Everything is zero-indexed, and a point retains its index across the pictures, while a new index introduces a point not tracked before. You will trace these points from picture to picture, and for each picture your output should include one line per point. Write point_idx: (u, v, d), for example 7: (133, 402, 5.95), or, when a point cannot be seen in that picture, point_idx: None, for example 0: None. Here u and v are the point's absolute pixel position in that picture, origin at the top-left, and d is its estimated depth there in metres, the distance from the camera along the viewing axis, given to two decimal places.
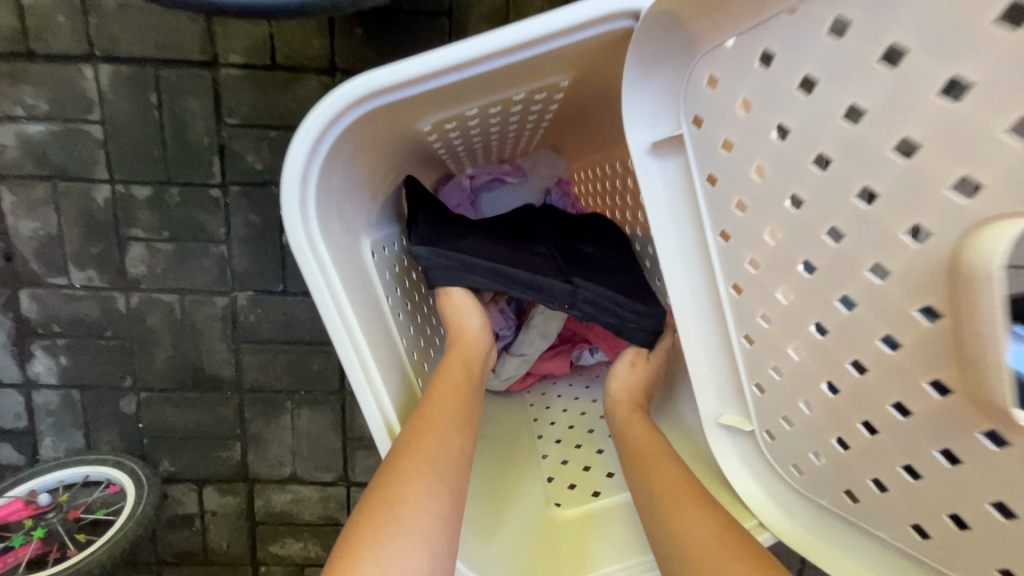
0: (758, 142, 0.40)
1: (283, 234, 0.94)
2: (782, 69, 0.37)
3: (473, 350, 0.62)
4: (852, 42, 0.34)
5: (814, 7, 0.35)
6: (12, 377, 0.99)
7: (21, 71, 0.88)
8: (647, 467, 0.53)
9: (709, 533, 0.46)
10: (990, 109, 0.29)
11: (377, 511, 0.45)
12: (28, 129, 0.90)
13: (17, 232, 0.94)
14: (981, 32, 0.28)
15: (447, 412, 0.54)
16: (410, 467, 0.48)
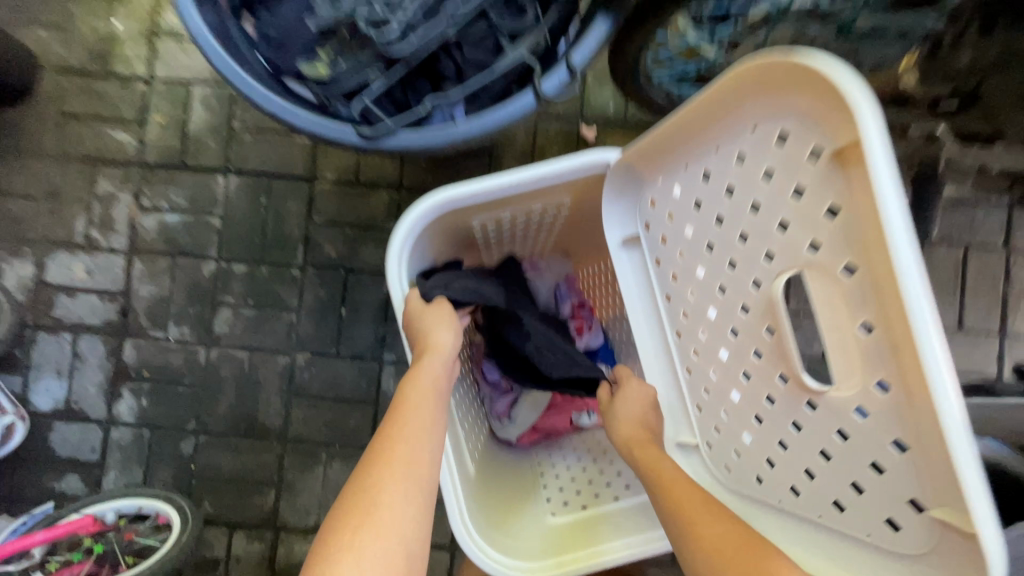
0: (678, 237, 0.59)
1: (343, 307, 1.17)
2: (682, 194, 0.56)
3: (436, 361, 0.67)
4: (710, 181, 0.52)
5: (690, 161, 0.55)
6: (98, 414, 1.17)
7: (173, 177, 1.19)
8: (676, 487, 0.57)
9: (730, 533, 0.52)
10: (769, 214, 0.46)
11: (354, 517, 0.56)
12: (167, 217, 1.19)
13: (135, 293, 1.19)
14: (756, 179, 0.47)
15: (411, 430, 0.62)
16: (380, 478, 0.58)
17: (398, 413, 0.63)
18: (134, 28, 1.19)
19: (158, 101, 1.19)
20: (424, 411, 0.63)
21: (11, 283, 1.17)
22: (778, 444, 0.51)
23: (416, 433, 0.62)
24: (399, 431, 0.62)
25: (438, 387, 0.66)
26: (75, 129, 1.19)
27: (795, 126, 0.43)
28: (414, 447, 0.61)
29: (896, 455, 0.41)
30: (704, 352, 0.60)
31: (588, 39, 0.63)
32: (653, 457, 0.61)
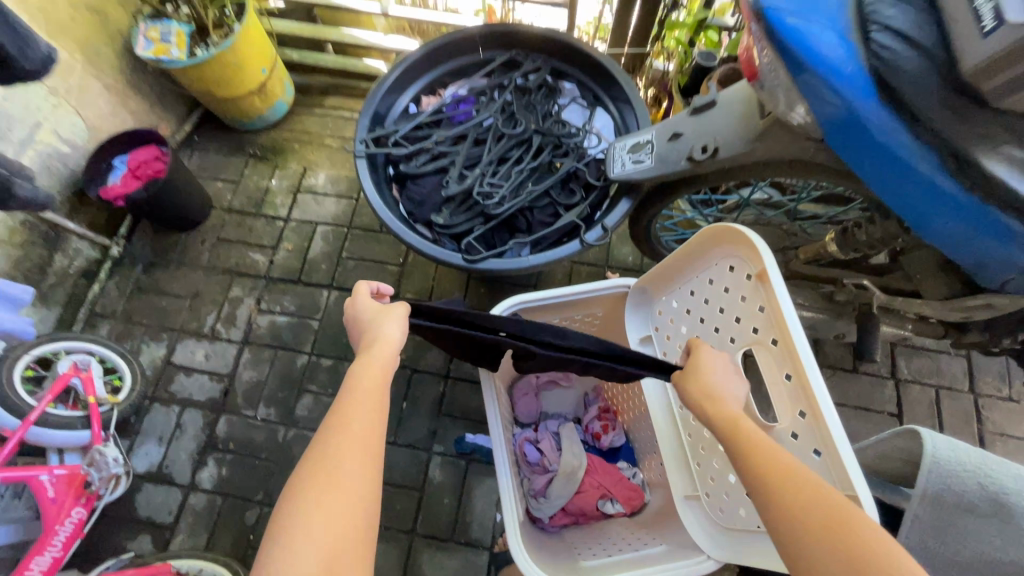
0: (677, 334, 0.85)
1: (405, 402, 1.40)
2: (679, 305, 0.84)
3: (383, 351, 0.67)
4: (694, 296, 0.80)
5: (681, 285, 0.83)
6: (183, 479, 1.35)
7: (289, 288, 1.54)
8: (747, 444, 0.57)
9: (802, 490, 0.52)
10: (729, 316, 0.73)
11: (301, 494, 0.52)
12: (277, 318, 1.51)
13: (238, 377, 1.45)
14: (719, 294, 0.75)
15: (356, 410, 0.60)
16: (337, 453, 0.55)
17: (348, 390, 0.62)
18: (285, 185, 1.66)
19: (290, 234, 1.60)
20: (371, 385, 0.62)
21: (144, 360, 1.46)
22: None
23: (368, 408, 0.60)
24: (353, 406, 0.60)
25: (387, 366, 0.65)
26: (224, 248, 1.58)
27: (737, 261, 0.71)
28: (368, 420, 0.59)
29: (817, 459, 0.60)
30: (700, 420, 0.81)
31: (615, 212, 0.97)
32: (731, 418, 0.60)
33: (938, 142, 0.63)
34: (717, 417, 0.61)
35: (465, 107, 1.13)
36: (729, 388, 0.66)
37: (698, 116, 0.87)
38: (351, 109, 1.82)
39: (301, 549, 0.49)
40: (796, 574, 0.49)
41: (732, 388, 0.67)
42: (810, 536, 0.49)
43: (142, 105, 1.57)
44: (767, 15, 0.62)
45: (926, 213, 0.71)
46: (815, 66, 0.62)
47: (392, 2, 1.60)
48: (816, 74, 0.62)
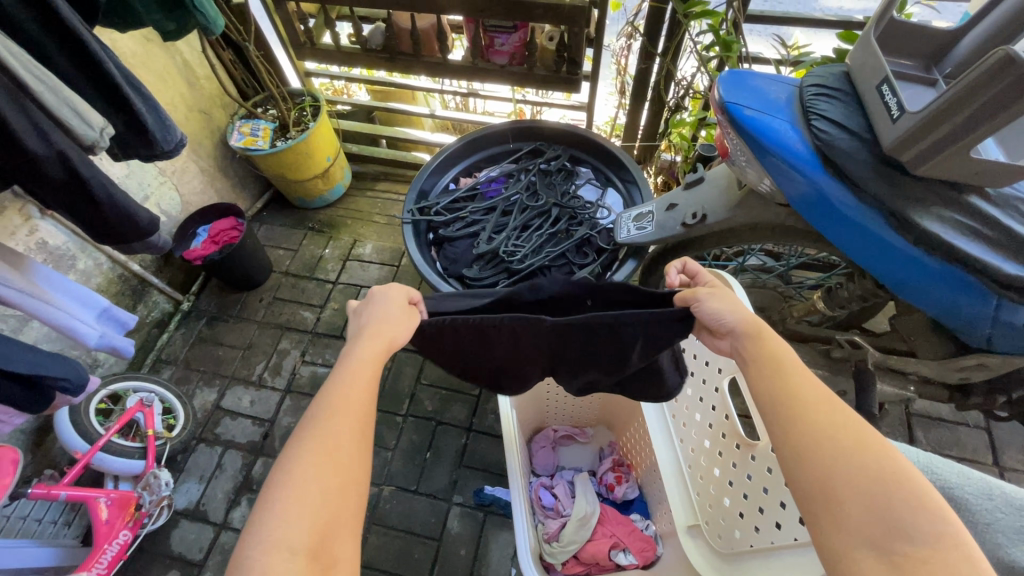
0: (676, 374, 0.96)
1: (428, 452, 1.47)
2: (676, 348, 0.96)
3: (388, 339, 0.71)
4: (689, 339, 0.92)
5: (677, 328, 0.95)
6: (216, 517, 1.42)
7: (332, 342, 1.70)
8: (785, 379, 0.58)
9: (836, 424, 0.53)
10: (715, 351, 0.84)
11: (302, 462, 0.55)
12: (318, 369, 1.65)
13: (278, 422, 1.56)
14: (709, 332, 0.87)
15: (359, 386, 0.64)
16: (337, 427, 0.59)
17: (336, 380, 0.64)
18: (336, 254, 1.89)
19: (337, 295, 1.79)
20: (362, 374, 0.65)
21: (197, 404, 1.60)
22: (742, 494, 0.77)
23: (363, 389, 0.64)
24: (343, 394, 0.62)
25: (381, 356, 0.68)
26: (278, 306, 1.78)
27: None
28: (361, 401, 0.62)
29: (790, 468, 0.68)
30: (697, 450, 0.90)
31: (623, 272, 1.12)
32: (772, 351, 0.61)
33: (881, 208, 0.77)
34: (755, 347, 0.63)
35: (496, 186, 1.34)
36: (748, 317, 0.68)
37: (690, 190, 1.04)
38: (398, 192, 2.10)
39: (293, 522, 0.52)
40: (821, 491, 0.50)
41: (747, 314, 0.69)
42: (838, 461, 0.51)
43: (226, 185, 1.87)
44: (728, 110, 0.81)
45: (888, 270, 0.83)
46: (771, 147, 0.78)
47: (439, 107, 1.91)
48: (773, 151, 0.79)
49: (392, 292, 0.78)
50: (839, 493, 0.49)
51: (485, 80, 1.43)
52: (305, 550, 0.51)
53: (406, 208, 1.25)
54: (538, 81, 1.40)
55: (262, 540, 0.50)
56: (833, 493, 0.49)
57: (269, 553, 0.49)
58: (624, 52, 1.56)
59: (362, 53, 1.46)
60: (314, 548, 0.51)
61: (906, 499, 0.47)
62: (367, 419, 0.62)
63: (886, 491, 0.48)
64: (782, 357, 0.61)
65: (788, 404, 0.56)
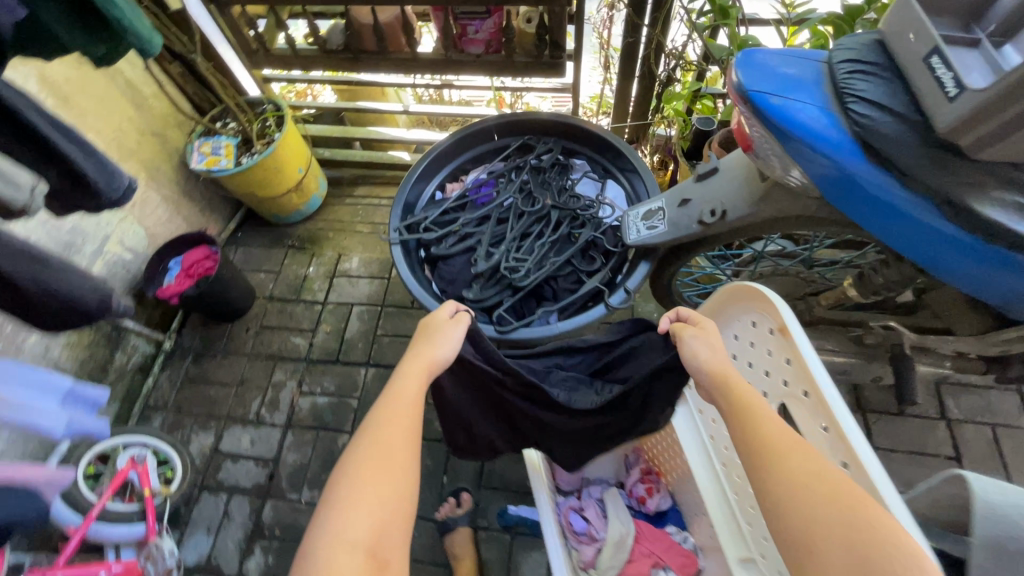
0: None
1: (445, 476, 1.41)
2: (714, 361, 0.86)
3: (434, 358, 0.84)
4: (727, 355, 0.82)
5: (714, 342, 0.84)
6: (230, 569, 1.35)
7: (330, 369, 1.60)
8: (752, 424, 0.65)
9: (813, 469, 0.58)
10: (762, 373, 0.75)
11: (358, 471, 0.67)
12: (318, 400, 1.56)
13: (283, 461, 1.48)
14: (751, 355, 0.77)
15: (406, 408, 0.76)
16: (386, 439, 0.71)
17: (387, 400, 0.77)
18: (322, 271, 1.77)
19: (328, 316, 1.68)
20: (410, 390, 0.79)
21: (194, 450, 1.51)
22: None
23: (409, 406, 0.76)
24: (391, 411, 0.75)
25: (424, 382, 0.81)
26: (267, 335, 1.68)
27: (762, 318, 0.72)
28: (408, 418, 0.75)
29: None
30: (745, 477, 0.85)
31: (636, 276, 1.03)
32: (745, 400, 0.67)
33: (932, 194, 0.67)
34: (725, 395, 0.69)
35: (488, 190, 1.24)
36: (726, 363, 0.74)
37: (702, 182, 0.95)
38: (379, 197, 1.98)
39: (351, 524, 0.63)
40: (796, 536, 0.55)
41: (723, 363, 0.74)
42: (807, 506, 0.56)
43: (194, 211, 1.73)
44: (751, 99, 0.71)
45: (946, 260, 0.73)
46: (800, 135, 0.69)
47: (413, 101, 1.77)
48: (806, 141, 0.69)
49: (435, 321, 0.90)
50: (818, 539, 0.53)
51: (461, 72, 1.30)
52: (364, 547, 0.61)
53: (394, 229, 1.14)
54: (520, 69, 1.27)
55: (324, 540, 0.61)
56: (809, 541, 0.54)
57: (333, 545, 0.61)
58: (606, 24, 1.44)
59: (320, 57, 1.31)
60: (372, 546, 0.62)
61: (880, 546, 0.51)
62: (415, 431, 0.74)
63: (868, 542, 0.51)
64: (751, 405, 0.66)
65: (757, 452, 0.62)
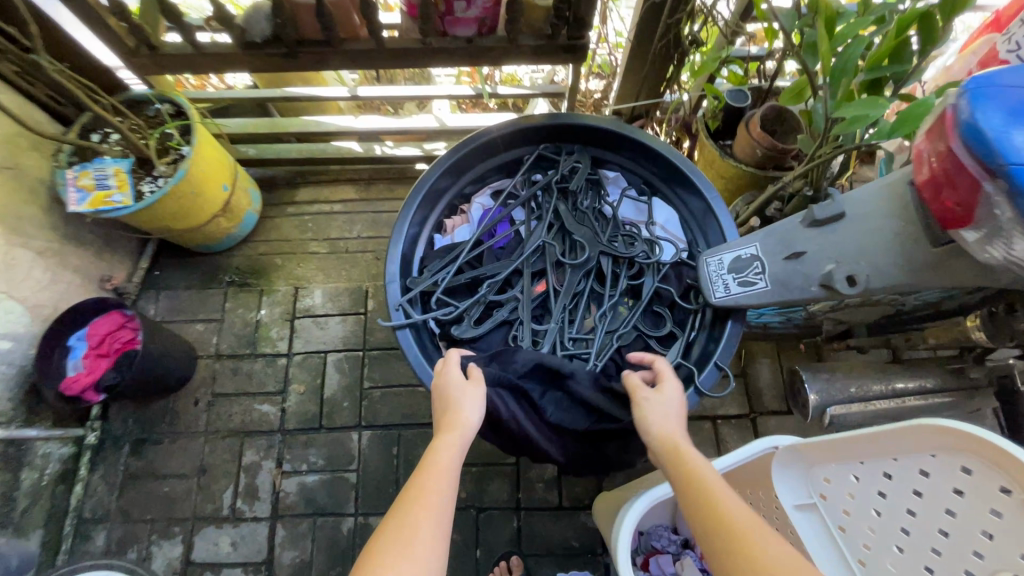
0: (864, 514, 0.67)
1: (479, 549, 1.22)
2: (867, 480, 0.66)
3: (455, 427, 0.69)
4: (898, 481, 0.63)
5: (874, 463, 0.65)
6: None
7: (313, 438, 1.31)
8: (708, 498, 0.58)
9: (787, 553, 0.51)
10: (971, 526, 0.56)
11: (381, 557, 0.55)
12: (307, 478, 1.29)
13: (279, 561, 1.22)
14: (947, 495, 0.58)
15: (435, 485, 0.62)
16: (412, 519, 0.58)
17: (415, 478, 0.64)
18: (277, 313, 1.42)
19: (298, 372, 1.37)
20: (441, 465, 0.65)
21: (159, 566, 1.22)
22: None
23: (439, 485, 0.62)
24: (420, 487, 0.62)
25: (456, 456, 0.66)
26: (223, 405, 1.35)
27: (982, 467, 0.54)
28: (438, 497, 0.61)
29: None
30: None
31: (724, 346, 0.81)
32: (693, 472, 0.61)
33: None
34: (676, 470, 0.63)
35: (504, 229, 0.95)
36: (674, 428, 0.69)
37: (822, 229, 0.72)
38: (329, 201, 1.59)
39: None
40: None
41: (668, 426, 0.69)
42: None
43: (87, 259, 1.30)
44: (970, 136, 0.47)
45: None
46: None
47: (359, 82, 1.35)
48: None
49: (451, 378, 0.75)
50: None
51: (445, 62, 0.95)
52: None
53: (395, 306, 0.84)
54: (525, 56, 0.94)
55: None
56: None
57: None
58: None
59: (233, 51, 0.91)
60: None
61: None
62: (447, 513, 0.61)
63: None
64: (699, 479, 0.60)
65: (718, 534, 0.55)
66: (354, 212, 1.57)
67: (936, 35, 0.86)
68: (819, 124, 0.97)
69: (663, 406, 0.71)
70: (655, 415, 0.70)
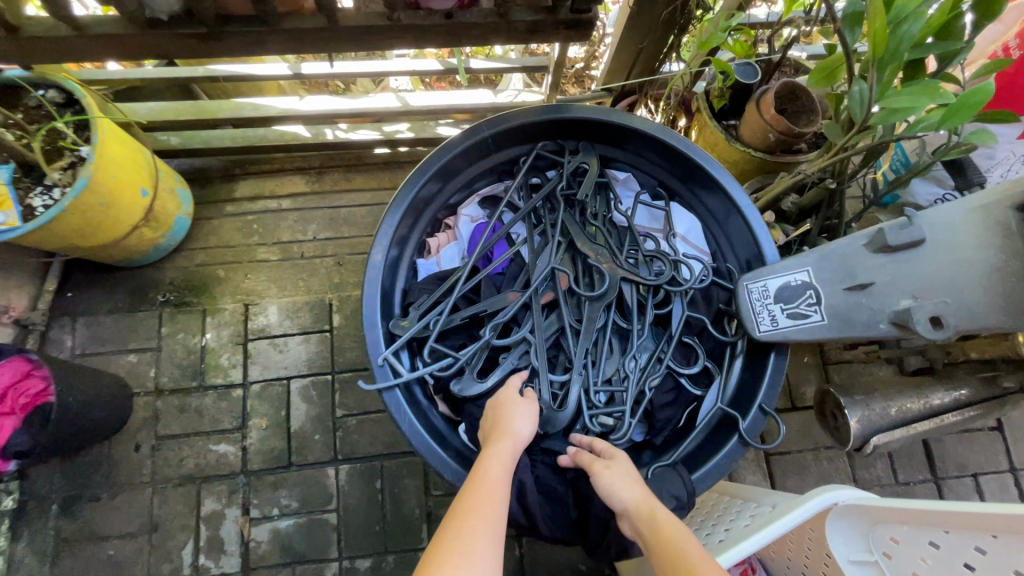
0: None
1: None
2: (951, 550, 0.59)
3: (506, 440, 0.63)
4: (993, 560, 0.55)
5: (963, 535, 0.57)
6: None
7: (283, 478, 1.15)
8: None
9: None
10: None
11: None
12: (279, 524, 1.14)
13: None
14: None
15: (487, 500, 0.56)
16: (464, 537, 0.52)
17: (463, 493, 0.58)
18: (226, 336, 1.22)
19: (256, 404, 1.19)
20: (494, 478, 0.59)
21: None
22: None
23: (492, 500, 0.56)
24: (470, 501, 0.56)
25: (509, 470, 0.60)
26: (171, 448, 1.16)
27: None
28: (491, 512, 0.55)
29: None
30: None
31: (767, 386, 0.70)
32: (674, 548, 0.54)
33: None
34: (655, 546, 0.55)
35: (502, 252, 0.80)
36: (643, 495, 0.60)
37: (891, 257, 0.61)
38: (275, 197, 1.36)
39: None
40: None
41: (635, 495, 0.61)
42: None
43: None
44: None
45: None
46: None
47: (301, 57, 1.12)
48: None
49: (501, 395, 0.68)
50: None
51: (416, 43, 0.75)
52: None
53: (379, 362, 0.69)
54: (518, 36, 0.76)
55: None
56: None
57: None
58: None
59: (132, 32, 0.69)
60: None
61: None
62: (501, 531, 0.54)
63: None
64: (682, 556, 0.53)
65: None
66: (306, 209, 1.35)
67: (997, 6, 0.74)
68: (856, 112, 0.84)
69: (624, 473, 0.62)
70: (620, 485, 0.61)
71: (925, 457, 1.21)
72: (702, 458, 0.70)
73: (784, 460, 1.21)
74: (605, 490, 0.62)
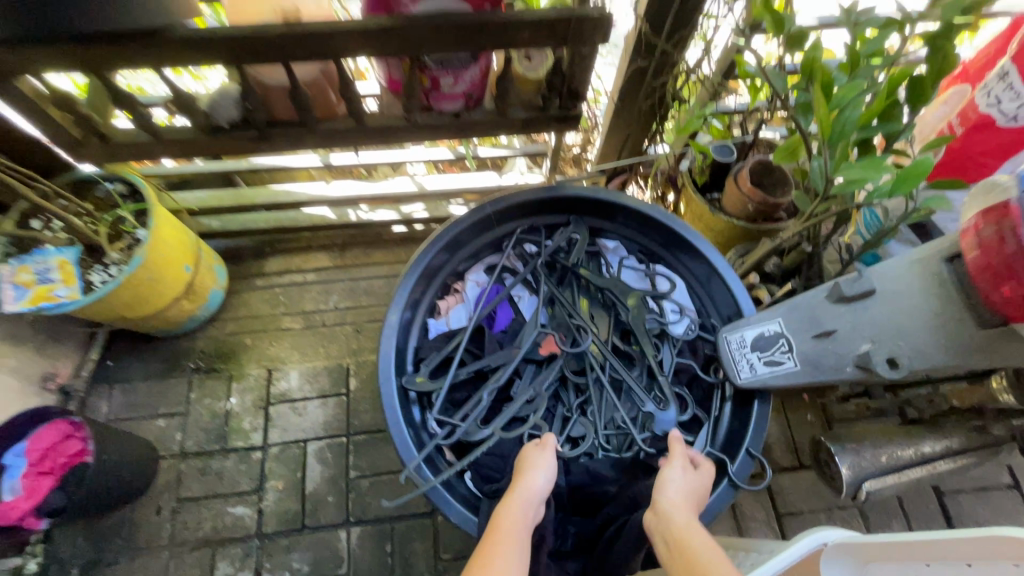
0: None
1: None
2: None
3: (522, 495, 0.66)
4: None
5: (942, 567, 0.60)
6: None
7: (295, 541, 1.17)
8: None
9: None
10: None
11: None
12: None
13: None
14: None
15: (498, 551, 0.58)
16: None
17: (482, 540, 0.61)
18: (249, 401, 1.30)
19: (274, 466, 1.23)
20: (507, 529, 0.61)
21: None
22: None
23: (505, 548, 0.59)
24: (484, 549, 0.59)
25: (524, 523, 0.63)
26: (190, 511, 1.19)
27: None
28: (504, 559, 0.57)
29: None
30: None
31: (753, 431, 0.75)
32: (692, 557, 0.53)
33: None
34: (679, 552, 0.55)
35: (505, 313, 0.89)
36: (683, 508, 0.61)
37: (849, 306, 0.68)
38: (302, 271, 1.49)
39: None
40: None
41: (681, 508, 0.62)
42: None
43: (29, 358, 1.17)
44: None
45: None
46: None
47: (332, 150, 1.29)
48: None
49: (528, 451, 0.72)
50: None
51: (430, 138, 0.90)
52: None
53: (394, 415, 0.76)
54: (517, 128, 0.89)
55: None
56: None
57: None
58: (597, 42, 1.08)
59: (200, 137, 0.84)
60: None
61: None
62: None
63: None
64: (698, 566, 0.52)
65: None
66: (329, 281, 1.47)
67: (924, 93, 0.87)
68: (818, 183, 0.95)
69: (688, 483, 0.66)
70: (669, 495, 0.64)
71: (942, 516, 1.19)
72: (697, 500, 0.74)
73: (796, 520, 1.19)
74: (669, 488, 0.65)
